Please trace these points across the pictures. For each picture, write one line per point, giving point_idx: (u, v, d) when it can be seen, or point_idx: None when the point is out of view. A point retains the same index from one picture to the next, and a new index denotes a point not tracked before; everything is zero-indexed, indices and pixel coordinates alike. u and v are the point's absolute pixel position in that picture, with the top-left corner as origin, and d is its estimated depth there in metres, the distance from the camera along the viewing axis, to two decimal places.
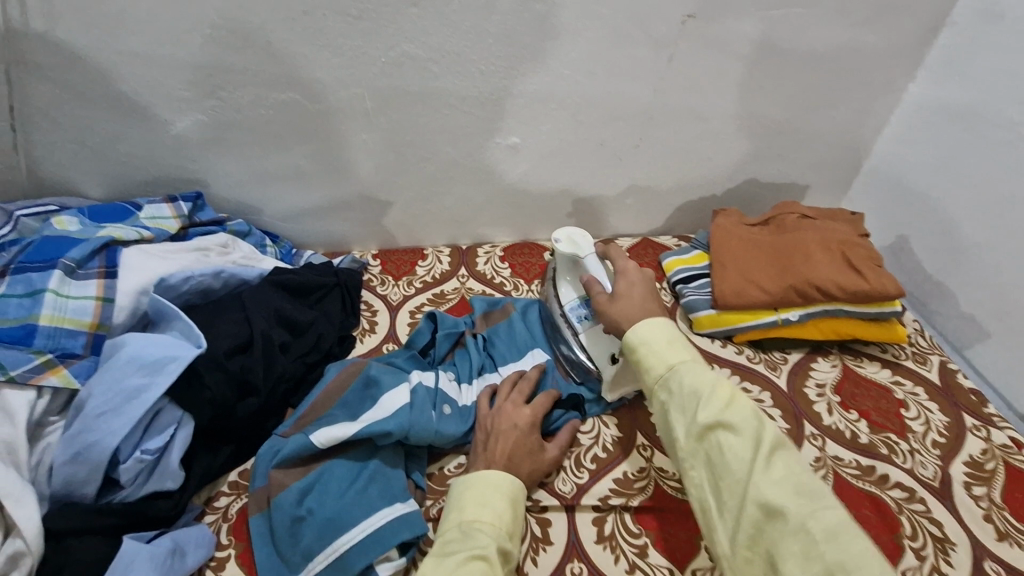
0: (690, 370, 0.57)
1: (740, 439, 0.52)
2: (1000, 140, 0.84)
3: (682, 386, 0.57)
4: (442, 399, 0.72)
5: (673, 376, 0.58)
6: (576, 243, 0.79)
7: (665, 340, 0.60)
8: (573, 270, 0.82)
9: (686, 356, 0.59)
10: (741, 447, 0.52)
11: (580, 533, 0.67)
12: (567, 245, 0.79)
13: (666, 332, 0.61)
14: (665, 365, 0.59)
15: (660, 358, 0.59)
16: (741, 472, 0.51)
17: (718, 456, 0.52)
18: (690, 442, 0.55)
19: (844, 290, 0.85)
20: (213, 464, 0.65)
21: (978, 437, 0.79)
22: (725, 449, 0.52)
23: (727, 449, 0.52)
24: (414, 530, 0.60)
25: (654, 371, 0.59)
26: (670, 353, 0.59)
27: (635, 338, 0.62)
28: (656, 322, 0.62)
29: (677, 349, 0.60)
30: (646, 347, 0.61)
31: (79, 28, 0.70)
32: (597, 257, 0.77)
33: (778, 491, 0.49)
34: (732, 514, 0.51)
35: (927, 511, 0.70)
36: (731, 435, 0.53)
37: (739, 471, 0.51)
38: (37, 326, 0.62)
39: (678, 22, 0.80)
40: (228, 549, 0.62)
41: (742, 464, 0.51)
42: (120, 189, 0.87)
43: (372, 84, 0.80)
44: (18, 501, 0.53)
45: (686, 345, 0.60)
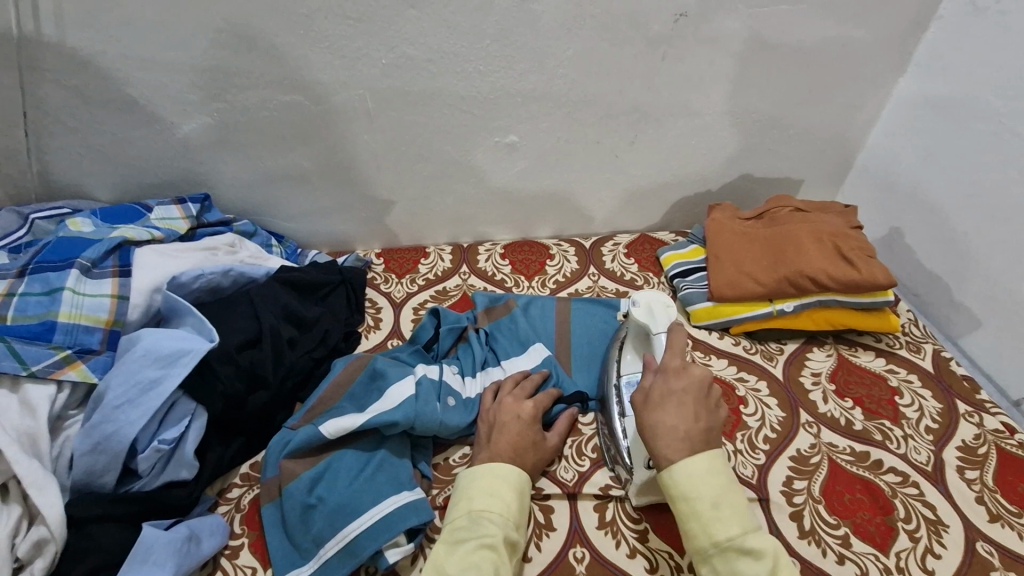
0: (742, 552, 0.53)
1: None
2: (987, 131, 0.85)
3: (732, 571, 0.53)
4: (446, 391, 0.74)
5: (720, 554, 0.54)
6: (652, 314, 0.73)
7: (711, 503, 0.55)
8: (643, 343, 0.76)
9: (735, 529, 0.54)
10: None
11: (582, 520, 0.69)
12: (643, 313, 0.73)
13: (713, 492, 0.56)
14: (712, 539, 0.55)
15: (707, 530, 0.55)
16: None
17: None
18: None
19: (837, 280, 0.86)
20: (225, 455, 0.67)
21: (971, 422, 0.81)
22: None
23: None
24: (421, 517, 0.62)
25: (698, 541, 0.55)
26: (718, 527, 0.55)
27: (678, 494, 0.57)
28: (703, 475, 0.56)
29: (727, 520, 0.55)
30: (688, 506, 0.56)
31: (89, 35, 0.72)
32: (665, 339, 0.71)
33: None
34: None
35: (921, 494, 0.72)
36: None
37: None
38: (56, 322, 0.64)
39: (670, 21, 0.82)
40: (242, 538, 0.64)
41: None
42: (130, 192, 0.89)
43: (373, 85, 0.82)
44: (41, 489, 0.55)
45: (735, 510, 0.55)
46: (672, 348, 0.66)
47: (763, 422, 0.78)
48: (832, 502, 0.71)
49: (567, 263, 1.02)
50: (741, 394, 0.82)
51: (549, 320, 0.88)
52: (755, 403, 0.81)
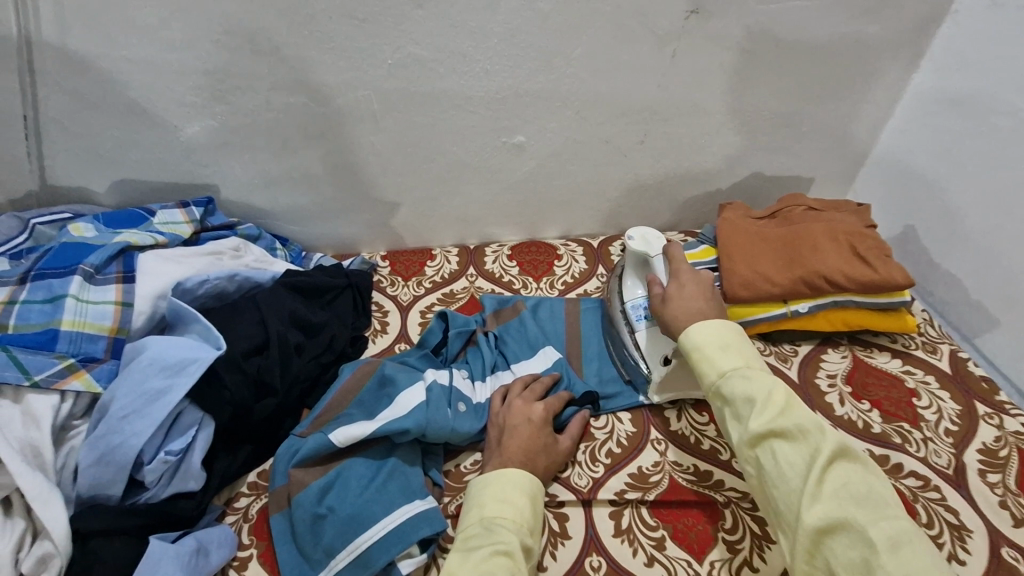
0: (743, 377, 0.58)
1: (794, 445, 0.52)
2: (1005, 128, 0.84)
3: (733, 392, 0.57)
4: (457, 397, 0.73)
5: (725, 381, 0.59)
6: (648, 242, 0.81)
7: (717, 346, 0.62)
8: (642, 270, 0.83)
9: (739, 362, 0.60)
10: (796, 456, 0.52)
11: (597, 527, 0.67)
12: (640, 243, 0.80)
13: (719, 337, 0.62)
14: (718, 371, 0.60)
15: (714, 365, 0.61)
16: (795, 481, 0.51)
17: (774, 464, 0.52)
18: (744, 448, 0.55)
19: (854, 281, 0.85)
20: (232, 465, 0.66)
21: (991, 424, 0.79)
22: (777, 455, 0.52)
23: (779, 457, 0.52)
24: (433, 527, 0.60)
25: (708, 378, 0.61)
26: (722, 360, 0.60)
27: (689, 343, 0.64)
28: (706, 326, 0.64)
29: (732, 356, 0.60)
30: (699, 351, 0.62)
31: (89, 38, 0.71)
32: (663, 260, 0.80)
33: (835, 501, 0.49)
34: (788, 525, 0.51)
35: (942, 499, 0.70)
36: (786, 440, 0.53)
37: (796, 480, 0.50)
38: (59, 331, 0.63)
39: (680, 19, 0.81)
40: (250, 549, 0.62)
41: (798, 472, 0.51)
42: (132, 195, 0.88)
43: (378, 86, 0.80)
44: (45, 503, 0.54)
45: (741, 351, 0.61)
46: (674, 260, 0.76)
47: None
48: None
49: (576, 264, 1.00)
50: None
51: (559, 322, 0.87)
52: None
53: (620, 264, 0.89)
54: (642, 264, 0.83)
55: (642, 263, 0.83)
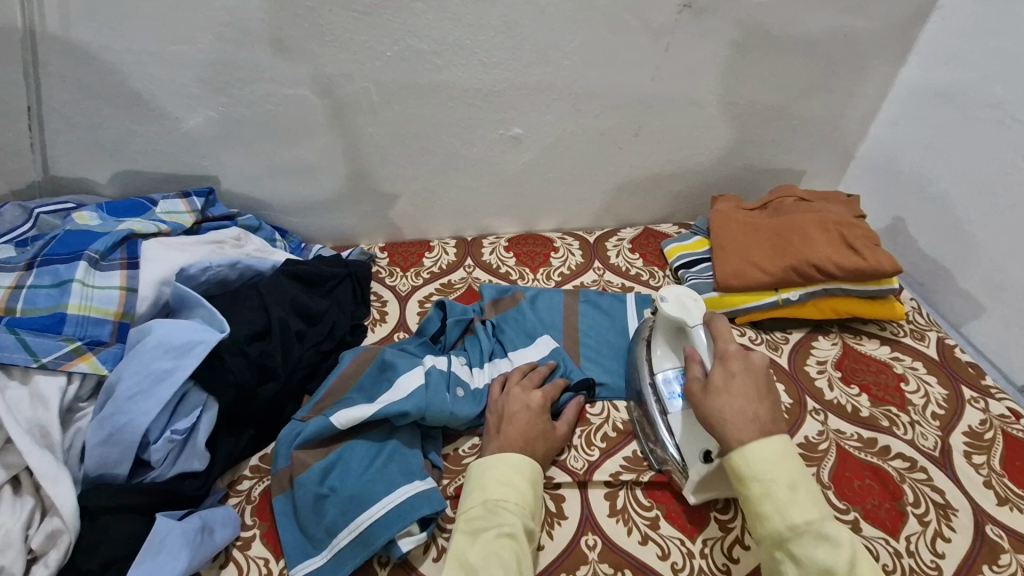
0: (821, 539, 0.52)
1: None
2: (991, 120, 0.86)
3: (811, 559, 0.51)
4: (455, 381, 0.74)
5: (797, 539, 0.53)
6: (685, 307, 0.73)
7: (786, 485, 0.55)
8: (675, 338, 0.76)
9: (813, 512, 0.53)
10: None
11: (593, 508, 0.69)
12: (675, 306, 0.73)
13: (788, 474, 0.55)
14: (788, 523, 0.53)
15: (783, 512, 0.54)
16: None
17: None
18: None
19: (844, 269, 0.86)
20: (236, 447, 0.67)
21: (977, 408, 0.81)
22: None
23: None
24: (433, 506, 0.62)
25: (772, 525, 0.54)
26: (794, 509, 0.54)
27: (749, 472, 0.56)
28: (774, 457, 0.56)
29: (804, 503, 0.54)
30: (762, 487, 0.55)
31: (93, 30, 0.72)
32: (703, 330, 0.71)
33: None
34: None
35: (929, 479, 0.72)
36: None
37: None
38: (66, 314, 0.64)
39: (674, 12, 0.82)
40: (253, 529, 0.64)
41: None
42: (134, 186, 0.89)
43: (378, 78, 0.81)
44: (54, 481, 0.55)
45: (812, 495, 0.55)
46: (718, 336, 0.68)
47: None
48: (841, 488, 0.71)
49: (572, 256, 1.02)
50: None
51: (556, 311, 0.88)
52: None
53: (647, 325, 0.81)
54: (677, 332, 0.75)
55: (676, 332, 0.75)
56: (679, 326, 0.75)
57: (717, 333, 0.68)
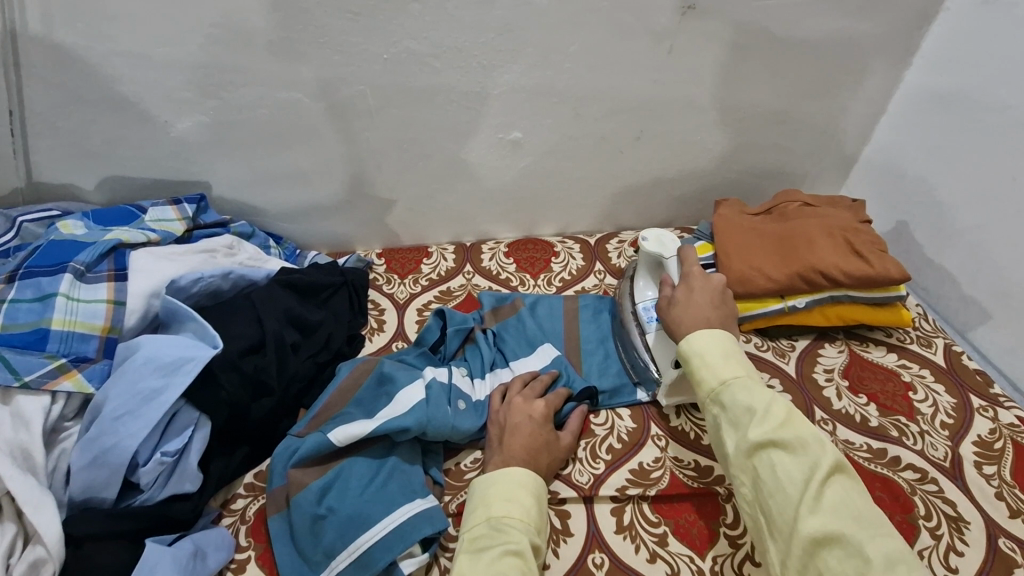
0: (743, 384, 0.57)
1: (792, 457, 0.52)
2: (995, 124, 0.85)
3: (734, 400, 0.57)
4: (456, 394, 0.72)
5: (726, 390, 0.58)
6: (663, 244, 0.79)
7: (720, 352, 0.61)
8: (655, 270, 0.82)
9: (740, 370, 0.60)
10: (795, 468, 0.51)
11: (599, 524, 0.67)
12: (654, 244, 0.79)
13: (722, 344, 0.62)
14: (718, 377, 0.59)
15: (714, 370, 0.60)
16: (794, 494, 0.50)
17: (771, 476, 0.52)
18: (740, 458, 0.54)
19: (850, 276, 0.85)
20: (229, 465, 0.65)
21: (985, 417, 0.80)
22: (777, 467, 0.52)
23: (779, 469, 0.52)
24: (435, 526, 0.60)
25: (706, 383, 0.60)
26: (723, 366, 0.60)
27: (689, 348, 0.63)
28: (709, 334, 0.63)
29: (732, 363, 0.60)
30: (700, 358, 0.62)
31: (77, 32, 0.69)
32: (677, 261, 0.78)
33: (833, 517, 0.49)
34: (782, 540, 0.50)
35: (939, 491, 0.71)
36: (783, 452, 0.52)
37: (794, 492, 0.50)
38: (49, 330, 0.61)
39: (677, 14, 0.80)
40: (248, 551, 0.61)
41: (795, 483, 0.51)
42: (122, 192, 0.86)
43: (374, 81, 0.79)
44: (38, 507, 0.52)
45: (741, 359, 0.61)
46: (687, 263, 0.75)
47: None
48: None
49: (573, 261, 1.00)
50: None
51: (558, 320, 0.86)
52: None
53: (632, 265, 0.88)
54: (657, 265, 0.82)
55: (656, 264, 0.81)
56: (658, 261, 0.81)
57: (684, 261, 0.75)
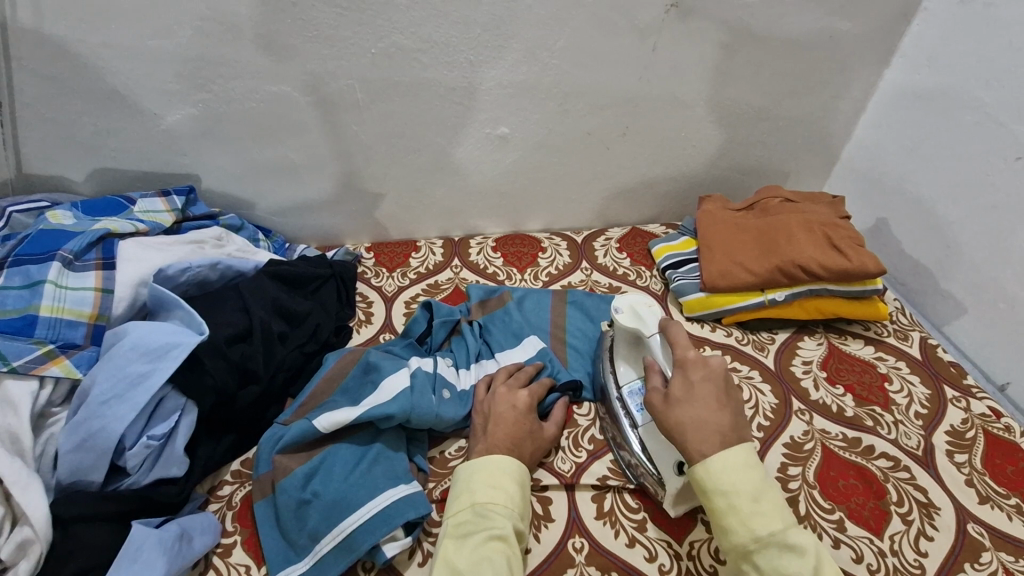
0: (785, 549, 0.52)
1: None
2: (971, 122, 0.87)
3: (775, 570, 0.51)
4: (441, 384, 0.73)
5: (761, 550, 0.53)
6: (639, 316, 0.73)
7: (750, 497, 0.54)
8: (634, 350, 0.76)
9: (776, 524, 0.53)
10: None
11: (580, 510, 0.68)
12: (630, 318, 0.73)
13: (751, 485, 0.55)
14: (752, 535, 0.53)
15: (748, 524, 0.54)
16: None
17: None
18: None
19: (828, 270, 0.87)
20: (215, 451, 0.66)
21: (959, 407, 0.82)
22: None
23: None
24: (419, 510, 0.61)
25: (737, 537, 0.54)
26: (759, 522, 0.54)
27: (715, 487, 0.56)
28: (738, 473, 0.56)
29: (768, 515, 0.54)
30: (726, 500, 0.55)
31: (67, 23, 0.70)
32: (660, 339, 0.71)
33: None
34: None
35: (912, 478, 0.73)
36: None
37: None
38: (37, 317, 0.62)
39: (661, 11, 0.82)
40: (234, 535, 0.63)
41: None
42: (112, 184, 0.86)
43: (363, 75, 0.80)
44: (25, 488, 0.53)
45: (775, 505, 0.54)
46: (676, 344, 0.67)
47: (757, 410, 0.79)
48: (827, 488, 0.71)
49: (560, 256, 1.01)
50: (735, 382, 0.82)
51: (545, 313, 0.88)
52: (749, 391, 0.81)
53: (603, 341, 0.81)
54: (635, 343, 0.75)
55: (634, 343, 0.75)
56: (636, 338, 0.75)
57: (672, 340, 0.68)
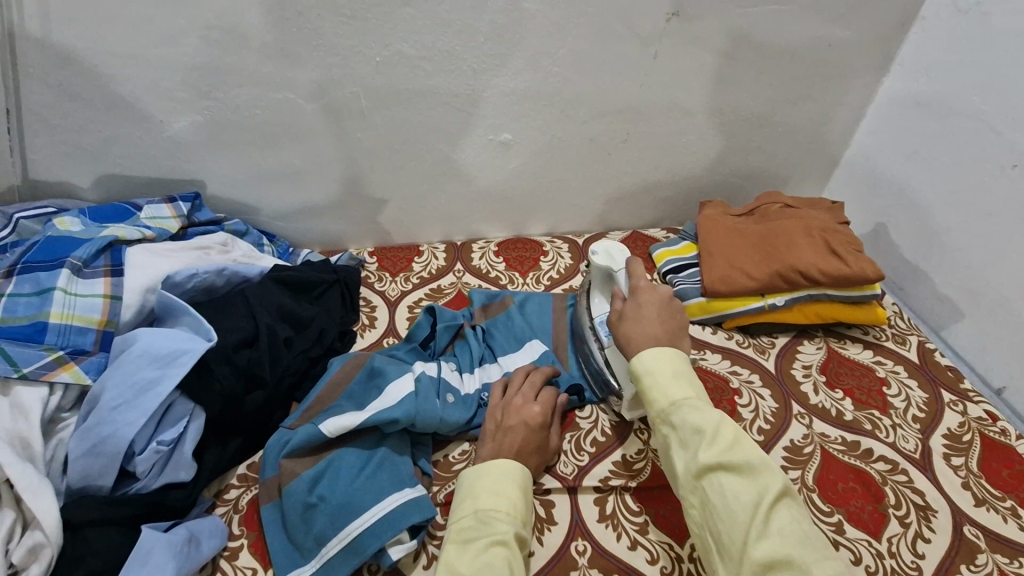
0: (693, 406, 0.58)
1: (739, 480, 0.53)
2: (968, 130, 0.88)
3: (684, 421, 0.58)
4: (445, 387, 0.74)
5: (675, 410, 0.59)
6: (612, 257, 0.80)
7: (670, 372, 0.62)
8: (607, 285, 0.82)
9: (690, 391, 0.60)
10: (742, 490, 0.52)
11: (583, 513, 0.69)
12: (603, 258, 0.80)
13: (672, 364, 0.63)
14: (668, 399, 0.60)
15: (665, 391, 0.61)
16: (742, 518, 0.51)
17: (720, 499, 0.53)
18: (690, 478, 0.55)
19: (827, 275, 0.88)
20: (223, 456, 0.67)
21: (956, 410, 0.83)
22: (726, 490, 0.53)
23: (728, 493, 0.53)
24: (424, 514, 0.62)
25: (656, 403, 0.61)
26: (674, 388, 0.60)
27: (640, 366, 0.63)
28: (660, 353, 0.63)
29: (683, 384, 0.61)
30: (649, 376, 0.62)
31: (75, 32, 0.71)
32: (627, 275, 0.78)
33: (782, 543, 0.49)
34: (731, 562, 0.51)
35: (909, 481, 0.74)
36: (732, 474, 0.53)
37: (742, 514, 0.51)
38: (47, 323, 0.63)
39: (662, 20, 0.83)
40: (241, 539, 0.63)
41: (743, 508, 0.51)
42: (117, 190, 0.87)
43: (368, 83, 0.81)
44: (36, 494, 0.54)
45: (691, 380, 0.61)
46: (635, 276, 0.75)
47: (756, 413, 0.80)
48: (826, 491, 0.72)
49: (561, 260, 1.02)
50: (735, 386, 0.83)
51: (547, 316, 0.88)
52: (748, 394, 0.82)
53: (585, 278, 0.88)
54: (608, 278, 0.83)
55: (607, 279, 0.82)
56: (608, 275, 0.82)
57: (632, 273, 0.75)
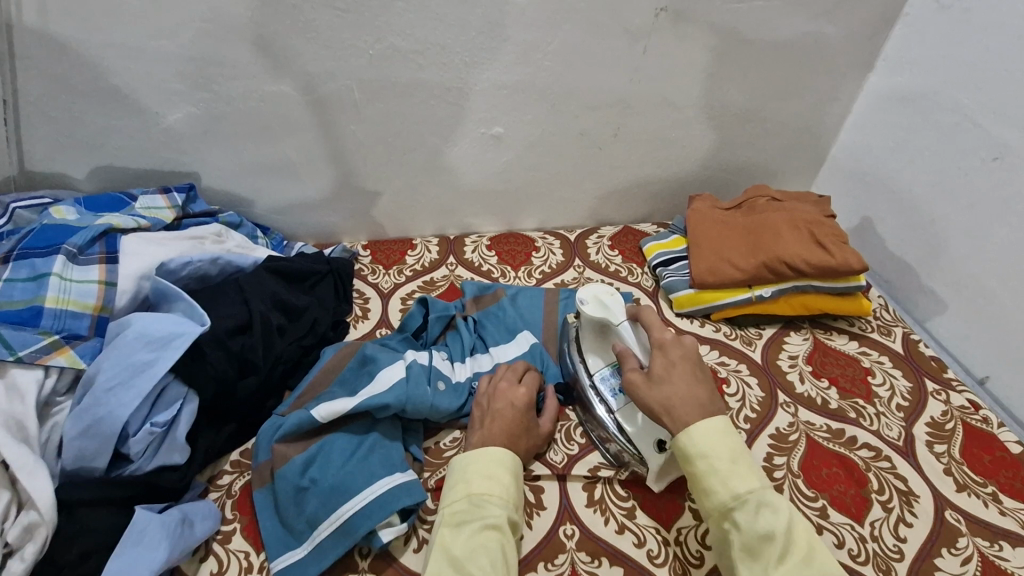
0: (762, 508, 0.56)
1: None
2: (952, 124, 0.90)
3: (753, 527, 0.55)
4: (436, 375, 0.75)
5: (740, 508, 0.56)
6: (605, 307, 0.75)
7: (729, 460, 0.59)
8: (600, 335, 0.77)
9: (753, 484, 0.58)
10: None
11: (571, 498, 0.70)
12: (595, 309, 0.75)
13: (730, 449, 0.60)
14: (732, 494, 0.57)
15: (727, 484, 0.58)
16: None
17: None
18: None
19: (813, 266, 0.90)
20: (216, 441, 0.68)
21: (939, 399, 0.85)
22: None
23: None
24: (414, 496, 0.63)
25: (718, 497, 0.58)
26: (736, 481, 0.58)
27: (696, 452, 0.60)
28: (717, 434, 0.60)
29: (745, 475, 0.58)
30: (707, 464, 0.59)
31: (72, 23, 0.72)
32: (628, 326, 0.74)
33: None
34: None
35: (893, 467, 0.75)
36: None
37: None
38: (43, 307, 0.64)
39: (650, 15, 0.85)
40: (233, 523, 0.64)
41: None
42: (112, 182, 0.88)
43: (361, 76, 0.82)
44: (31, 474, 0.55)
45: (751, 469, 0.59)
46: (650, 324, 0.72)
47: (743, 402, 0.81)
48: (810, 476, 0.73)
49: (553, 254, 1.03)
50: (723, 375, 0.85)
51: (538, 309, 0.89)
52: (736, 384, 0.84)
53: (570, 329, 0.83)
54: (599, 329, 0.77)
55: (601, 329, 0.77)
56: (602, 325, 0.77)
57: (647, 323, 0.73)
